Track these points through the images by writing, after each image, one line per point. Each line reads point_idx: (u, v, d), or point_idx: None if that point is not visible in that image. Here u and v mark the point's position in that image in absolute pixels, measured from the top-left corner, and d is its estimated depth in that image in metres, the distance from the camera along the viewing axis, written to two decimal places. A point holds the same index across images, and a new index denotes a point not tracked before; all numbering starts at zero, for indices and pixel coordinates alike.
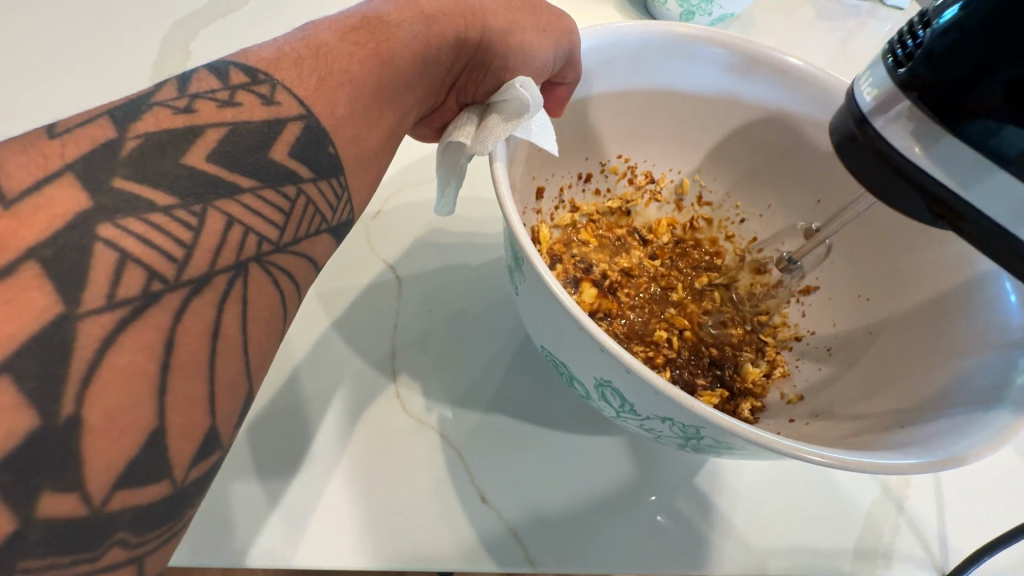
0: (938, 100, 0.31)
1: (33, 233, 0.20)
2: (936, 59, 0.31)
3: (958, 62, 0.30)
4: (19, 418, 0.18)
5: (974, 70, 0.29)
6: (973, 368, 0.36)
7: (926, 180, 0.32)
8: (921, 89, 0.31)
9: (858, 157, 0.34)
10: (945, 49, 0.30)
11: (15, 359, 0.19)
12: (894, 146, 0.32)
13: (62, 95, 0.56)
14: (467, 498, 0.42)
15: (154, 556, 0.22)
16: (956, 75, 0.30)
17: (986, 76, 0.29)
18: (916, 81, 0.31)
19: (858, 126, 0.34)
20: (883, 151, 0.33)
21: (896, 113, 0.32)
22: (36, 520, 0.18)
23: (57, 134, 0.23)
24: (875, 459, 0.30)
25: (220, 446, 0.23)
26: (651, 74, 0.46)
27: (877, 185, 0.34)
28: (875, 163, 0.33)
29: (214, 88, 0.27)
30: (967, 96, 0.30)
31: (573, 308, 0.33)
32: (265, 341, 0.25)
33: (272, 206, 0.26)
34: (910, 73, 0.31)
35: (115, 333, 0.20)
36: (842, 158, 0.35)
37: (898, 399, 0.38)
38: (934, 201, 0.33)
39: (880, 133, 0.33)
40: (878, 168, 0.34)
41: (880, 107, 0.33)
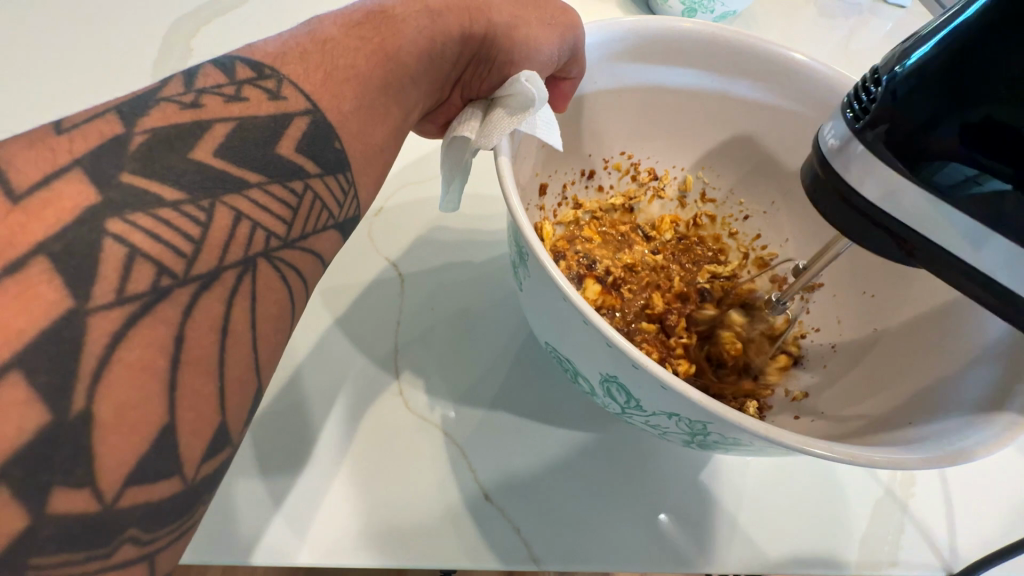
0: (899, 146, 0.29)
1: (41, 228, 0.20)
2: (896, 106, 0.29)
3: (919, 109, 0.28)
4: (30, 414, 0.18)
5: (931, 116, 0.28)
6: (981, 363, 0.35)
7: (897, 226, 0.30)
8: (885, 130, 0.29)
9: (826, 205, 0.32)
10: (904, 95, 0.28)
11: (25, 355, 0.18)
12: (857, 190, 0.30)
13: (63, 93, 0.56)
14: (472, 496, 0.42)
15: (164, 553, 0.22)
16: (914, 119, 0.28)
17: (942, 122, 0.28)
18: (879, 122, 0.29)
19: (822, 171, 0.32)
20: (852, 201, 0.30)
21: (860, 162, 0.30)
22: (47, 517, 0.18)
23: (64, 130, 0.23)
24: (882, 454, 0.30)
25: (229, 443, 0.23)
26: (652, 71, 0.46)
27: (848, 230, 0.31)
28: (843, 209, 0.31)
29: (220, 83, 0.27)
30: (922, 141, 0.28)
31: (578, 302, 0.33)
32: (273, 337, 0.25)
33: (279, 201, 0.26)
34: (873, 116, 0.29)
35: (124, 328, 0.20)
36: (816, 207, 0.33)
37: (904, 394, 0.38)
38: (908, 249, 0.30)
39: (845, 180, 0.31)
40: (848, 213, 0.31)
41: (840, 155, 0.31)
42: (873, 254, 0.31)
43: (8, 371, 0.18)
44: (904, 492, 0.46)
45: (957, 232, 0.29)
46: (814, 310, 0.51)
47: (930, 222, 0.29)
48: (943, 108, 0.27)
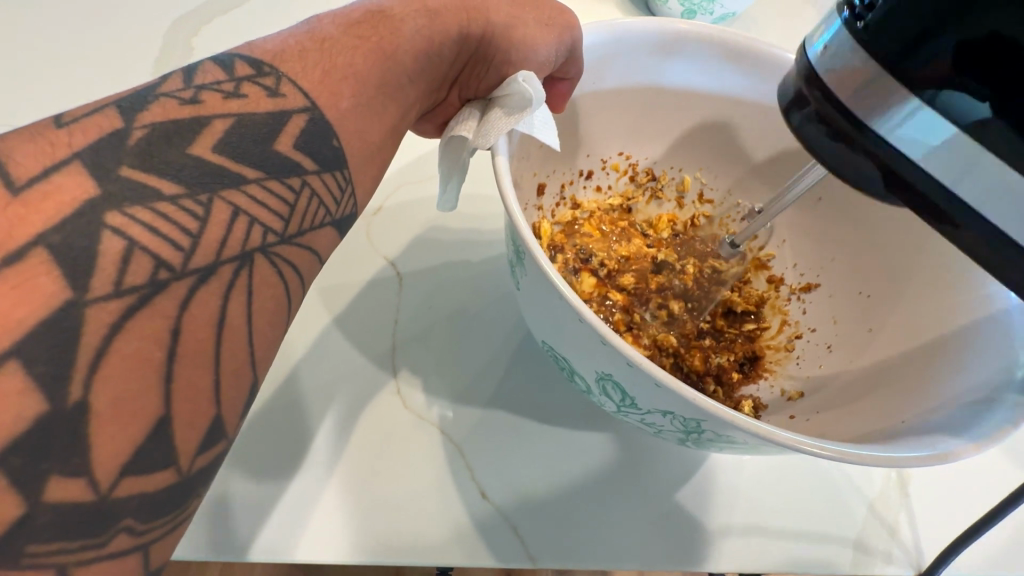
0: (887, 63, 0.26)
1: (41, 220, 0.20)
2: (881, 16, 0.26)
3: (907, 22, 0.25)
4: (27, 404, 0.18)
5: (926, 27, 0.25)
6: (972, 365, 0.36)
7: (879, 150, 0.28)
8: (871, 50, 0.26)
9: (807, 129, 0.30)
10: (892, 5, 0.25)
11: (23, 344, 0.19)
12: (847, 116, 0.28)
13: (65, 92, 0.56)
14: (467, 494, 0.43)
15: (159, 544, 0.22)
16: (905, 36, 0.25)
17: (939, 36, 0.24)
18: (862, 43, 0.27)
19: (809, 92, 0.30)
20: (834, 126, 0.29)
21: (842, 73, 0.28)
22: (43, 505, 0.18)
23: (65, 123, 0.23)
24: (874, 453, 0.30)
25: (225, 436, 0.23)
26: (630, 62, 0.45)
27: (828, 156, 0.30)
28: (820, 132, 0.30)
29: (219, 80, 0.27)
30: (908, 62, 0.26)
31: (574, 300, 0.33)
32: (270, 332, 0.25)
33: (277, 197, 0.26)
34: (860, 30, 0.27)
35: (122, 319, 0.20)
36: (797, 131, 0.31)
37: (895, 395, 0.38)
38: (880, 167, 0.29)
39: (826, 96, 0.29)
40: (825, 139, 0.30)
41: (826, 68, 0.28)
42: (843, 179, 0.30)
43: (7, 360, 0.18)
44: (900, 493, 0.46)
45: (944, 156, 0.27)
46: (811, 310, 0.51)
47: (918, 147, 0.27)
48: (943, 19, 0.24)
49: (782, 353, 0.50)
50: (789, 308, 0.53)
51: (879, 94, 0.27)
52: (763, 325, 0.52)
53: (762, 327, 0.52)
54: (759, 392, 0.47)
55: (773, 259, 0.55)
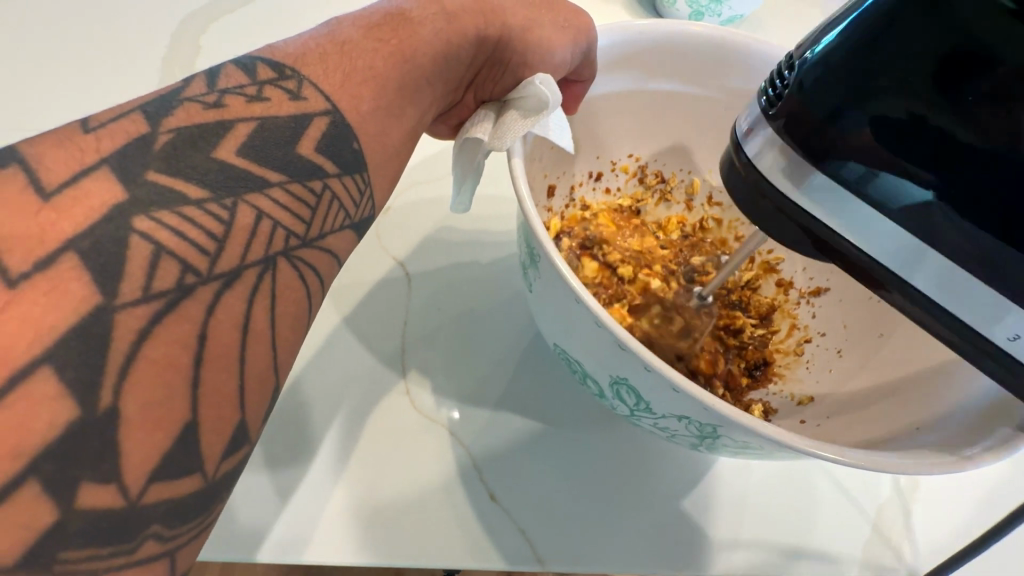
0: (805, 134, 0.28)
1: (71, 225, 0.20)
2: (805, 88, 0.28)
3: (825, 98, 0.27)
4: (59, 410, 0.18)
5: (834, 108, 0.27)
6: (983, 369, 0.35)
7: (804, 216, 0.29)
8: (795, 117, 0.28)
9: (740, 189, 0.31)
10: (812, 79, 0.28)
11: (55, 350, 0.19)
12: (772, 184, 0.30)
13: (75, 95, 0.56)
14: (478, 497, 0.42)
15: (184, 550, 0.22)
16: (821, 110, 0.27)
17: (847, 108, 0.27)
18: (789, 109, 0.29)
19: (737, 157, 0.31)
20: (764, 188, 0.30)
21: (771, 143, 0.29)
22: (75, 511, 0.18)
23: (92, 128, 0.23)
24: (891, 459, 0.30)
25: (249, 441, 0.23)
26: (606, 73, 0.45)
27: (758, 214, 0.31)
28: (755, 190, 0.31)
29: (242, 83, 0.27)
30: (825, 130, 0.27)
31: (591, 303, 0.33)
32: (293, 336, 0.25)
33: (299, 200, 0.26)
34: (783, 104, 0.29)
35: (151, 325, 0.20)
36: (729, 187, 0.32)
37: (908, 399, 0.38)
38: (801, 229, 0.30)
39: (757, 163, 0.30)
40: (759, 202, 0.31)
41: (752, 137, 0.30)
42: (773, 238, 0.31)
43: (39, 366, 0.18)
44: (909, 496, 0.46)
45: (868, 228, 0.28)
46: (820, 315, 0.51)
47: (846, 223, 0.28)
48: (847, 100, 0.27)
49: (791, 357, 0.50)
50: (798, 312, 0.53)
51: (799, 162, 0.28)
52: (772, 330, 0.52)
53: (771, 331, 0.52)
54: (768, 396, 0.47)
55: (781, 263, 0.54)
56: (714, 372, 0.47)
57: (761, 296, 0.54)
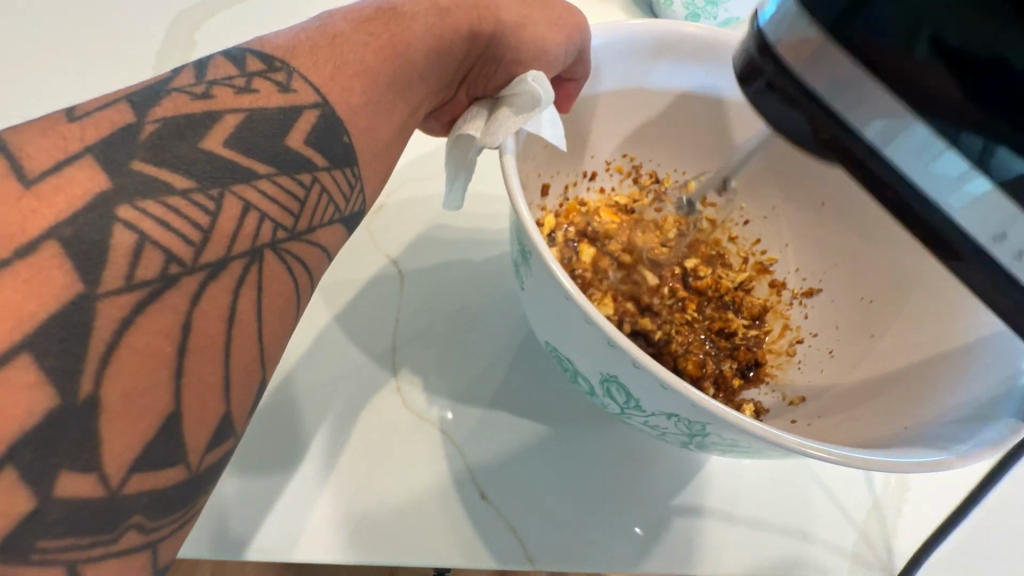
0: (847, 5, 0.26)
1: (53, 213, 0.20)
2: None
3: None
4: (39, 399, 0.18)
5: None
6: (972, 373, 0.36)
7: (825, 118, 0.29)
8: (818, 28, 0.27)
9: (766, 103, 0.31)
10: None
11: (35, 338, 0.18)
12: (813, 94, 0.29)
13: (67, 89, 0.56)
14: (467, 495, 0.42)
15: (166, 542, 0.22)
16: (836, 6, 0.26)
17: (882, 11, 0.25)
18: (808, 20, 0.27)
19: (766, 67, 0.30)
20: (801, 99, 0.29)
21: (796, 42, 0.28)
22: (54, 501, 0.18)
23: (77, 117, 0.23)
24: (878, 458, 0.31)
25: (233, 433, 0.23)
26: (608, 69, 0.45)
27: (789, 126, 0.31)
28: (787, 110, 0.30)
29: (231, 74, 0.27)
30: (859, 36, 0.26)
31: (582, 302, 0.33)
32: (279, 328, 0.25)
33: (286, 193, 0.26)
34: (802, 7, 0.28)
35: (133, 314, 0.20)
36: (759, 104, 0.32)
37: (895, 400, 0.38)
38: (829, 140, 0.30)
39: (782, 67, 0.29)
40: (791, 112, 0.30)
41: (779, 41, 0.29)
42: (792, 139, 0.32)
43: (19, 354, 0.18)
44: (898, 499, 0.46)
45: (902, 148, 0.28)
46: (813, 315, 0.51)
47: (886, 135, 0.28)
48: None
49: (783, 357, 0.50)
50: (791, 313, 0.52)
51: (827, 68, 0.28)
52: (764, 330, 0.52)
53: (763, 331, 0.52)
54: (760, 396, 0.47)
55: (775, 264, 0.54)
56: (701, 375, 0.47)
57: (754, 297, 0.54)
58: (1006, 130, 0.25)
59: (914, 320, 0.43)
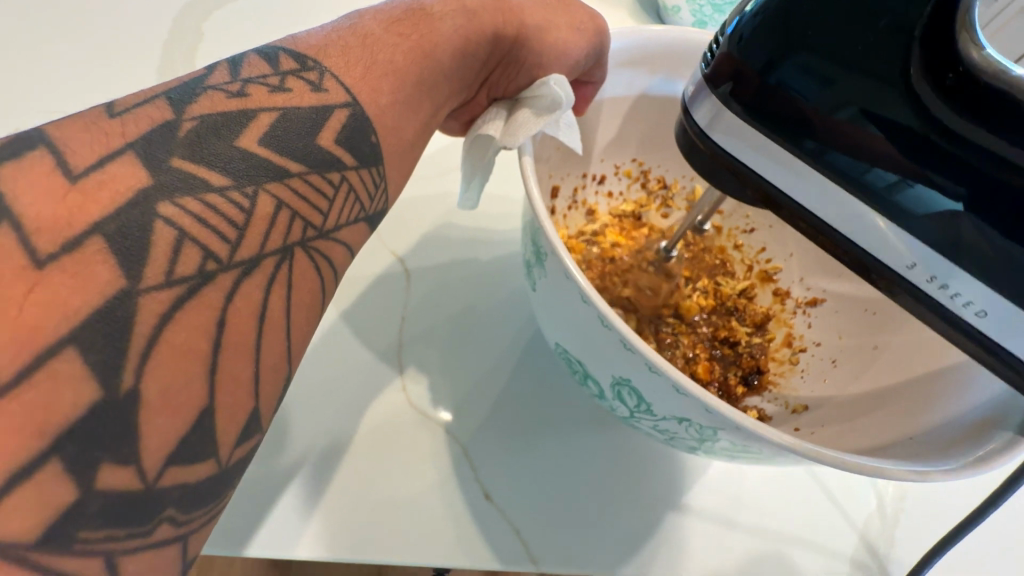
0: (766, 60, 0.27)
1: (97, 208, 0.20)
2: (744, 42, 0.28)
3: (761, 48, 0.27)
4: (83, 391, 0.19)
5: (769, 59, 0.27)
6: (977, 389, 0.36)
7: (759, 182, 0.30)
8: (738, 79, 0.28)
9: (697, 160, 0.32)
10: (751, 31, 0.28)
11: (80, 332, 0.19)
12: (733, 155, 0.30)
13: (83, 82, 0.55)
14: (473, 496, 0.43)
15: (195, 534, 0.22)
16: (757, 63, 0.28)
17: (787, 67, 0.27)
18: (730, 70, 0.29)
19: (689, 125, 0.32)
20: (728, 161, 0.30)
21: (710, 107, 0.30)
22: (95, 493, 0.19)
23: (117, 113, 0.23)
24: (881, 466, 0.31)
25: (261, 427, 0.24)
26: (617, 75, 0.45)
27: (723, 183, 0.32)
28: (715, 167, 0.32)
29: (265, 73, 0.27)
30: (775, 92, 0.27)
31: (599, 302, 0.33)
32: (306, 325, 0.25)
33: (317, 191, 0.26)
34: (724, 65, 0.29)
35: (173, 309, 0.21)
36: (690, 160, 0.33)
37: (896, 414, 0.39)
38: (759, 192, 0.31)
39: (699, 126, 0.31)
40: (720, 171, 0.31)
41: (695, 102, 0.31)
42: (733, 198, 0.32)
43: (64, 347, 0.18)
44: (895, 507, 0.46)
45: (815, 192, 0.29)
46: (816, 324, 0.51)
47: (806, 188, 0.29)
48: (779, 52, 0.27)
49: (786, 366, 0.50)
50: (794, 321, 0.53)
51: (746, 132, 0.29)
52: (767, 338, 0.53)
53: (766, 339, 0.53)
54: (762, 403, 0.47)
55: (779, 273, 0.55)
56: (709, 380, 0.49)
57: (757, 305, 0.55)
58: (934, 179, 0.26)
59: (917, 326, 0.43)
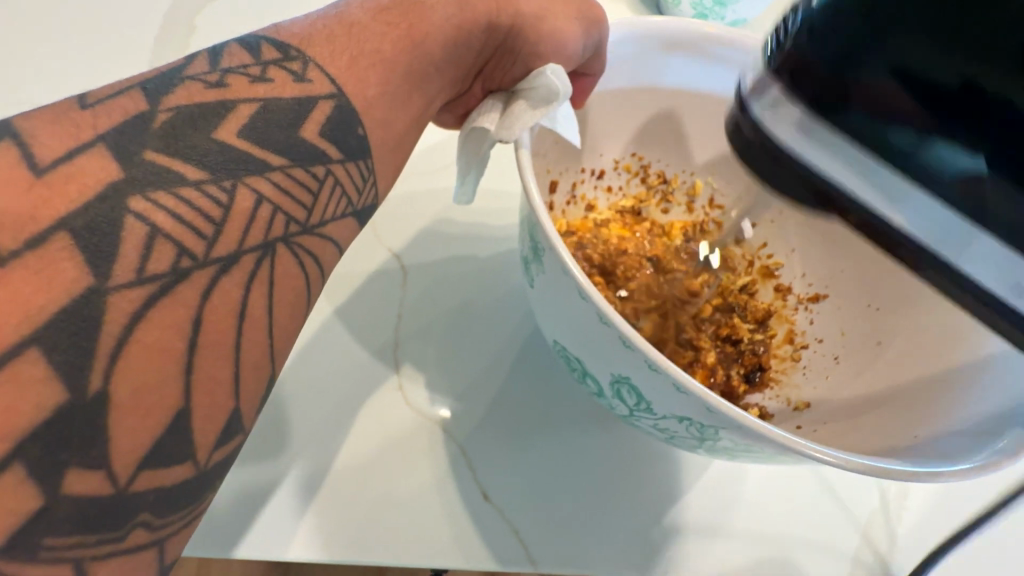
0: (838, 53, 0.25)
1: (64, 203, 0.20)
2: (814, 30, 0.26)
3: (834, 36, 0.25)
4: (48, 393, 0.18)
5: (844, 51, 0.25)
6: (985, 390, 0.35)
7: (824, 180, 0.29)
8: (780, 64, 0.28)
9: (748, 155, 0.30)
10: (824, 16, 0.25)
11: (45, 332, 0.18)
12: (794, 150, 0.28)
13: (73, 77, 0.55)
14: (470, 495, 0.42)
15: (173, 538, 0.21)
16: (828, 54, 0.25)
17: (857, 60, 0.25)
18: (795, 61, 0.27)
19: (742, 118, 0.30)
20: (767, 144, 0.29)
21: (772, 99, 0.28)
22: (62, 498, 0.18)
23: (89, 104, 0.22)
24: (884, 465, 0.30)
25: (242, 429, 0.23)
26: (616, 68, 0.44)
27: (775, 180, 0.30)
28: (767, 166, 0.30)
29: (246, 63, 0.26)
30: (847, 87, 0.25)
31: (598, 299, 0.32)
32: (289, 324, 0.24)
33: (300, 185, 0.25)
34: (789, 55, 0.27)
35: (144, 308, 0.20)
36: (732, 139, 0.32)
37: (905, 412, 0.37)
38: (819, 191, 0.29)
39: (754, 119, 0.29)
40: (774, 167, 0.29)
41: (756, 92, 0.29)
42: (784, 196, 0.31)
43: (28, 348, 0.18)
44: (899, 504, 0.45)
45: (852, 163, 0.27)
46: (819, 321, 0.50)
47: (841, 162, 0.28)
48: (856, 43, 0.25)
49: (788, 363, 0.49)
50: (796, 318, 0.52)
51: (813, 126, 0.27)
52: (769, 334, 0.51)
53: (769, 335, 0.51)
54: (764, 401, 0.47)
55: (781, 268, 0.53)
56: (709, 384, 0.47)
57: (758, 301, 0.53)
58: (959, 140, 0.24)
59: (934, 317, 0.41)
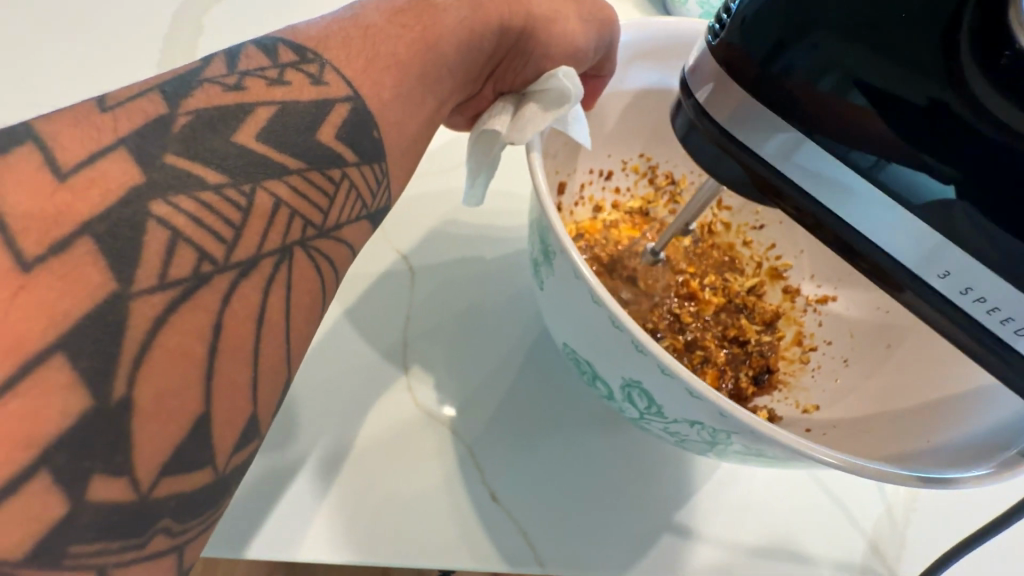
0: (772, 42, 0.26)
1: (87, 208, 0.20)
2: (747, 22, 0.27)
3: (768, 26, 0.26)
4: (73, 399, 0.18)
5: (777, 42, 0.26)
6: (997, 392, 0.34)
7: (768, 172, 0.29)
8: (733, 65, 0.28)
9: (696, 143, 0.31)
10: (755, 11, 0.26)
11: (69, 337, 0.18)
12: (734, 137, 0.29)
13: (79, 78, 0.54)
14: (479, 498, 0.42)
15: (192, 544, 0.21)
16: (763, 46, 0.26)
17: (790, 50, 0.26)
18: (732, 54, 0.27)
19: (687, 105, 0.30)
20: (713, 131, 0.29)
21: (711, 88, 0.29)
22: (86, 504, 0.18)
23: (109, 108, 0.22)
24: (896, 471, 0.30)
25: (259, 433, 0.23)
26: (623, 69, 0.44)
27: (723, 173, 0.30)
28: (716, 153, 0.30)
29: (263, 65, 0.26)
30: (779, 79, 0.26)
31: (611, 303, 0.32)
32: (306, 328, 0.24)
33: (317, 188, 0.25)
34: (727, 44, 0.28)
35: (166, 313, 0.20)
36: (686, 146, 0.31)
37: (913, 420, 0.37)
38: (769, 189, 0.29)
39: (700, 107, 0.29)
40: (720, 158, 0.30)
41: (697, 80, 0.29)
42: (727, 186, 0.31)
43: (53, 353, 0.18)
44: (907, 508, 0.45)
45: (823, 177, 0.28)
46: (827, 322, 0.50)
47: (810, 176, 0.28)
48: (788, 34, 0.25)
49: (796, 365, 0.49)
50: (805, 319, 0.52)
51: (757, 114, 0.27)
52: (777, 336, 0.51)
53: (777, 337, 0.51)
54: (773, 403, 0.46)
55: (789, 270, 0.54)
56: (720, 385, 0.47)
57: (766, 303, 0.54)
58: (931, 165, 0.25)
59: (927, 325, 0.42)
